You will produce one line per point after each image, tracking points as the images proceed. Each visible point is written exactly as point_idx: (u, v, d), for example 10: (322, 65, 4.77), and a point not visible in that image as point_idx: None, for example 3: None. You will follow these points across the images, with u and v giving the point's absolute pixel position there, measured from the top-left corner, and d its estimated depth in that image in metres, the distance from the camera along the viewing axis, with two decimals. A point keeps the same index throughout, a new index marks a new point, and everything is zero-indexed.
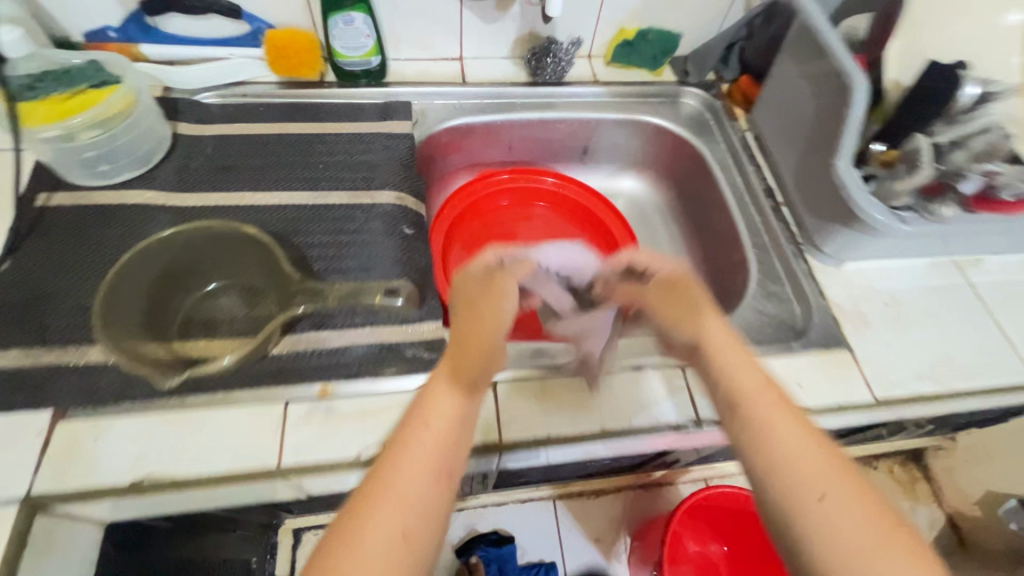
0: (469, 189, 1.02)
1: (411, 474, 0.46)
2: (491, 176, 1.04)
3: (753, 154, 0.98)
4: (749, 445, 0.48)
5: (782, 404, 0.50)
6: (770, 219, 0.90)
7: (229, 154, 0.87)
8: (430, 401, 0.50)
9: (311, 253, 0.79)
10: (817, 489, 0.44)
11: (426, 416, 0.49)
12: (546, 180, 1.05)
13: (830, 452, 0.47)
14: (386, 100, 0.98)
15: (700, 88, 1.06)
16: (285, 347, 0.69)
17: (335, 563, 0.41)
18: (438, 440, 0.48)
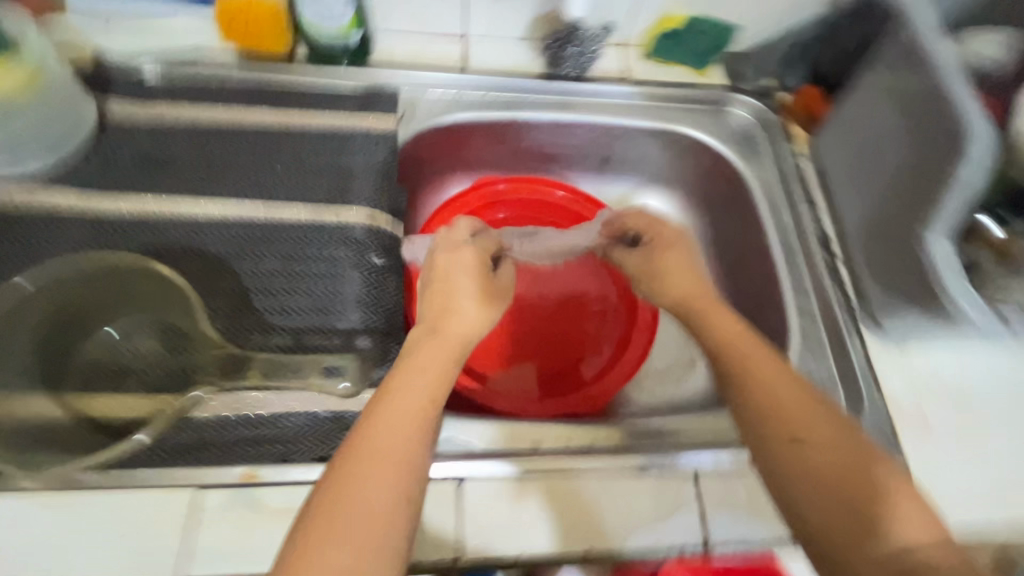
0: (463, 199, 0.84)
1: (404, 410, 0.47)
2: (490, 185, 0.85)
3: (809, 190, 0.80)
4: (745, 402, 0.52)
5: (765, 357, 0.54)
6: (822, 278, 0.74)
7: (167, 145, 0.71)
8: (426, 349, 0.52)
9: (254, 286, 0.64)
10: (791, 432, 0.49)
11: (424, 364, 0.51)
12: (557, 194, 0.87)
13: (804, 397, 0.51)
14: (368, 85, 0.80)
15: (754, 97, 0.86)
16: (209, 414, 0.57)
17: (349, 473, 0.44)
18: (433, 390, 0.50)
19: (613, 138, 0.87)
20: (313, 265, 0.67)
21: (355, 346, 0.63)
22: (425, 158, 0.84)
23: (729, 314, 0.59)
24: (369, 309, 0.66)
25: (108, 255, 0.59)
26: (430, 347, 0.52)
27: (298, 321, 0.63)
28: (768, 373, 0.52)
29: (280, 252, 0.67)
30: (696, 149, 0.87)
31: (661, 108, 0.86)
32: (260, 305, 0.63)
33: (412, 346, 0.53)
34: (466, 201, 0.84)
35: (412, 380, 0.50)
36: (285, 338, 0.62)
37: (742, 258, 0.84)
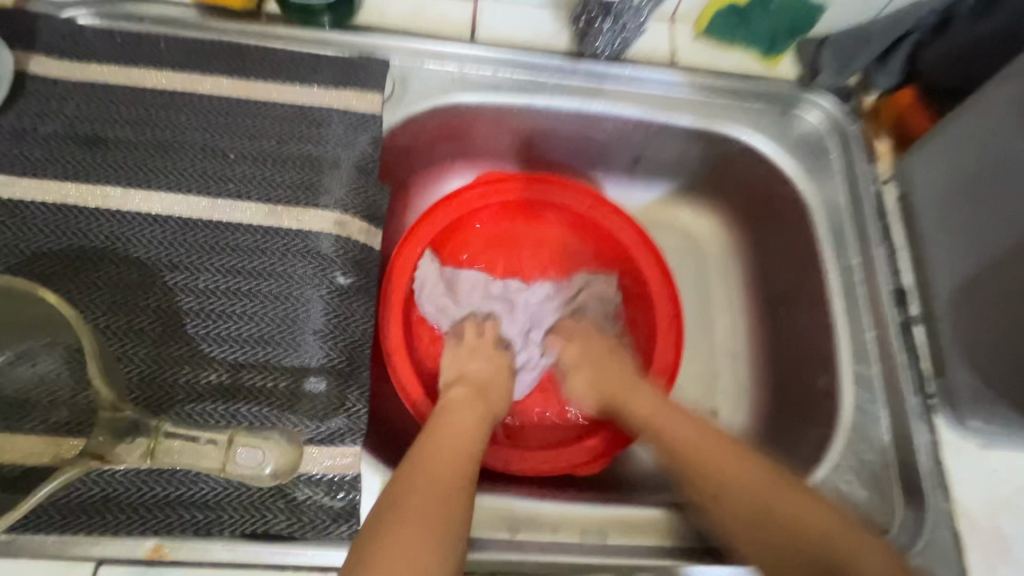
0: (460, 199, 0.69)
1: (452, 441, 0.54)
2: (495, 185, 0.70)
3: (889, 225, 0.63)
4: (685, 465, 0.55)
5: (677, 414, 0.58)
6: (890, 343, 0.59)
7: (99, 117, 0.58)
8: (458, 407, 0.58)
9: (187, 305, 0.53)
10: (713, 478, 0.53)
11: (457, 417, 0.57)
12: (573, 199, 0.71)
13: (728, 443, 0.54)
14: (350, 53, 0.65)
15: (831, 98, 0.69)
16: (110, 469, 0.46)
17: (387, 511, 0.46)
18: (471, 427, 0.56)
19: (647, 138, 0.72)
20: (264, 282, 0.55)
21: (306, 389, 0.52)
22: (416, 147, 0.69)
23: (648, 390, 0.61)
24: (326, 343, 0.54)
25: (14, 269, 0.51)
26: (461, 405, 0.59)
27: (238, 353, 0.52)
28: (676, 423, 0.57)
29: (225, 262, 0.55)
30: (748, 159, 0.70)
31: (710, 104, 0.69)
32: (193, 330, 0.52)
33: (443, 409, 0.58)
34: (463, 201, 0.69)
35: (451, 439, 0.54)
36: (220, 374, 0.51)
37: (790, 299, 0.69)
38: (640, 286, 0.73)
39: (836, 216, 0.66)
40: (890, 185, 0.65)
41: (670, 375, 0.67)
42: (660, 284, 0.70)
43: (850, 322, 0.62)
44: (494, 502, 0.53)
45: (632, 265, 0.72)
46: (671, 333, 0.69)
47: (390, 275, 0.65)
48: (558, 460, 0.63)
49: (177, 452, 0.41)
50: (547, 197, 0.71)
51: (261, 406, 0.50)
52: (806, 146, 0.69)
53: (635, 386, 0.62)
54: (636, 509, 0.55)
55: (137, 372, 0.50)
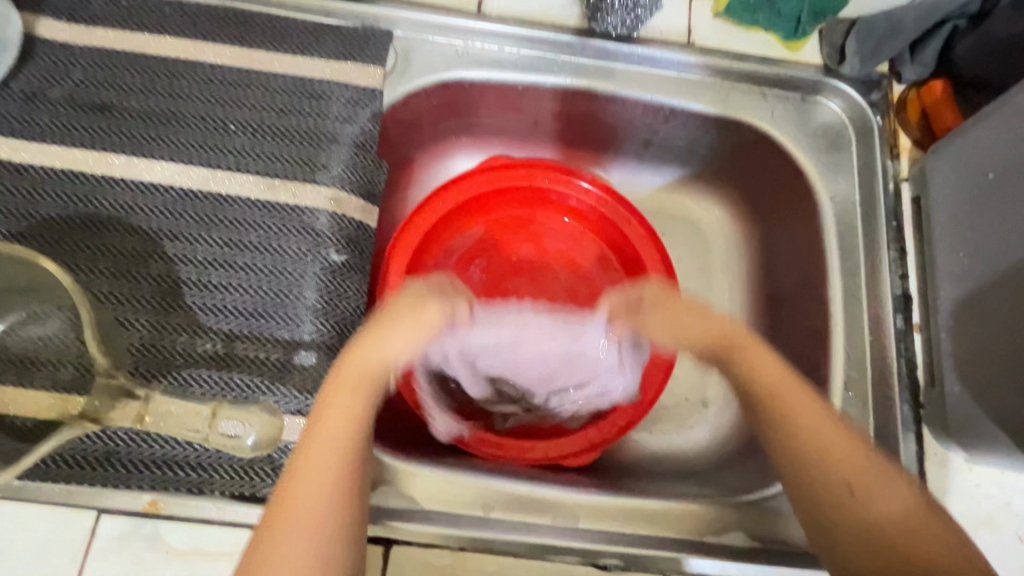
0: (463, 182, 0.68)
1: (317, 470, 0.41)
2: (495, 168, 0.69)
3: (902, 227, 0.61)
4: (789, 462, 0.47)
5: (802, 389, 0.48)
6: (887, 350, 0.58)
7: (105, 84, 0.59)
8: (329, 398, 0.43)
9: (186, 276, 0.55)
10: (844, 482, 0.45)
11: (331, 422, 0.43)
12: (577, 182, 0.70)
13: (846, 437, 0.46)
14: (355, 24, 0.64)
15: (854, 87, 0.65)
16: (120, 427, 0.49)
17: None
18: (346, 430, 0.42)
19: (658, 120, 0.69)
20: (260, 255, 0.56)
21: (297, 362, 0.54)
22: (420, 123, 0.69)
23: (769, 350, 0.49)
24: (317, 318, 0.55)
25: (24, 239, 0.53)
26: (340, 392, 0.43)
27: (232, 325, 0.54)
28: (816, 417, 0.47)
29: (223, 235, 0.56)
30: (762, 149, 0.67)
31: (724, 91, 0.67)
32: (191, 301, 0.54)
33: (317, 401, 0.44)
34: (467, 185, 0.68)
35: (315, 463, 0.41)
36: (215, 344, 0.53)
37: (791, 297, 0.67)
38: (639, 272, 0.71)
39: (847, 214, 0.63)
40: (907, 184, 0.62)
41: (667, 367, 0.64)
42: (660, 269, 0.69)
43: (848, 325, 0.60)
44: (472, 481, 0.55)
45: (631, 249, 0.71)
46: None
47: (389, 263, 0.64)
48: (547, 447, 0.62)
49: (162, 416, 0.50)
50: (551, 181, 0.70)
51: (253, 376, 0.53)
52: (823, 138, 0.66)
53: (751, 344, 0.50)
54: (612, 498, 0.56)
55: (137, 338, 0.52)
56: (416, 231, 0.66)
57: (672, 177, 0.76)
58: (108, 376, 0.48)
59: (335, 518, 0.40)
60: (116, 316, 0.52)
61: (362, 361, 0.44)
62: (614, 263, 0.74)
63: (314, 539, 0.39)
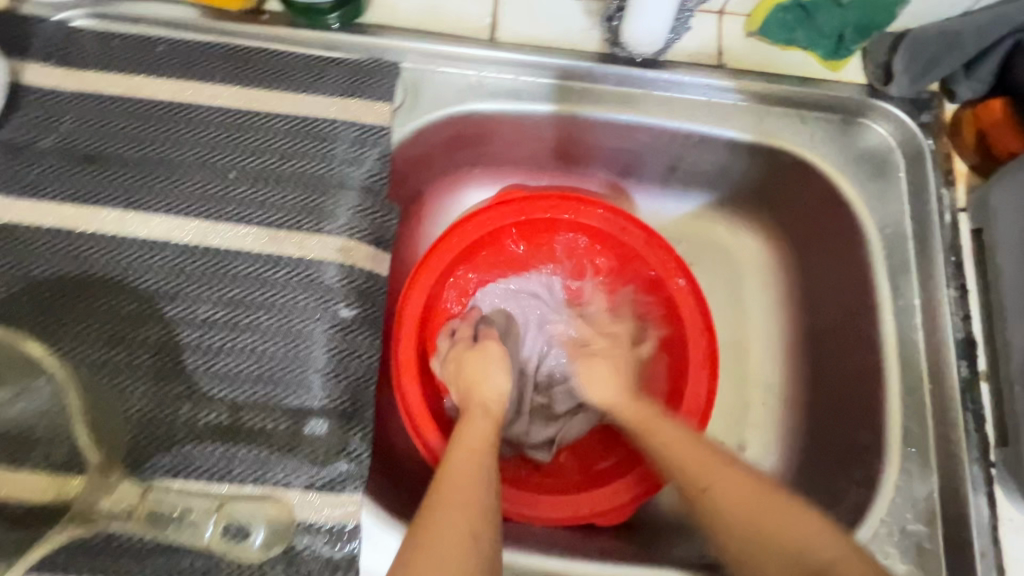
0: (475, 220, 0.63)
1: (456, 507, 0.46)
2: (510, 204, 0.63)
3: (961, 263, 0.56)
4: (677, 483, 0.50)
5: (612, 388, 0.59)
6: (949, 399, 0.53)
7: (96, 131, 0.55)
8: (468, 433, 0.54)
9: (187, 339, 0.51)
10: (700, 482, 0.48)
11: (462, 474, 0.49)
12: (600, 215, 0.64)
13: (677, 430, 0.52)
14: (358, 56, 0.60)
15: (902, 108, 0.59)
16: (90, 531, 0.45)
17: None
18: (481, 449, 0.52)
19: (686, 147, 0.64)
20: (264, 314, 0.52)
21: (307, 431, 0.50)
22: (430, 158, 0.64)
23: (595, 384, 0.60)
24: (328, 380, 0.51)
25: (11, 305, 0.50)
26: (472, 429, 0.54)
27: (237, 392, 0.50)
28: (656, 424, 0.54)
29: (225, 293, 0.52)
30: (800, 176, 0.62)
31: (758, 114, 0.61)
32: (192, 366, 0.50)
33: (456, 438, 0.54)
34: (479, 223, 0.63)
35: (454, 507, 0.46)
36: (219, 414, 0.49)
37: (837, 334, 0.61)
38: (672, 314, 0.65)
39: (899, 247, 0.58)
40: (965, 215, 0.57)
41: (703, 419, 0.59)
42: (694, 309, 0.62)
43: (904, 370, 0.55)
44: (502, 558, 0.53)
45: (660, 286, 0.65)
46: (705, 368, 0.61)
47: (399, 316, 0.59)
48: (579, 508, 0.58)
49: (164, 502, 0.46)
50: (573, 215, 0.65)
51: (260, 449, 0.49)
52: (868, 162, 0.60)
53: (633, 403, 0.57)
54: None
55: (137, 410, 0.49)
56: (426, 275, 0.61)
57: (700, 203, 0.70)
58: (100, 475, 0.45)
59: (477, 543, 0.44)
60: (113, 387, 0.49)
61: (483, 405, 0.57)
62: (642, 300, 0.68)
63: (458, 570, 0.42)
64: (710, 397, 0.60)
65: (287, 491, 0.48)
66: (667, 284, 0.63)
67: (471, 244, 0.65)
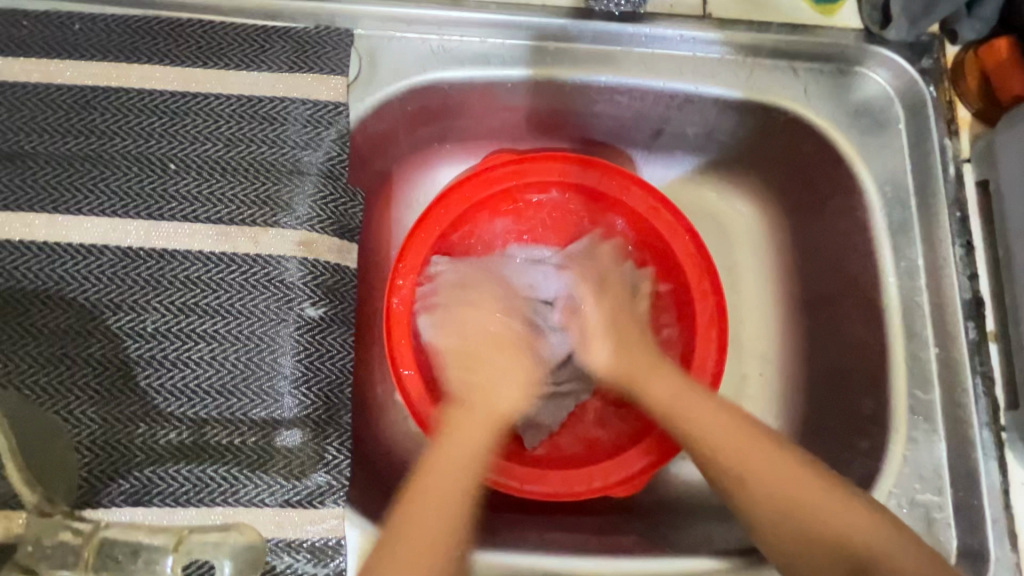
0: (463, 189, 0.58)
1: (462, 459, 0.48)
2: (493, 170, 0.58)
3: (967, 219, 0.52)
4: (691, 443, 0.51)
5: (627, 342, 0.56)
6: (956, 362, 0.51)
7: (12, 126, 0.49)
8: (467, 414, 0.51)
9: (134, 353, 0.46)
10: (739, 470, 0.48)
11: (466, 441, 0.49)
12: (593, 175, 0.59)
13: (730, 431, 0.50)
14: (304, 25, 0.53)
15: (903, 54, 0.55)
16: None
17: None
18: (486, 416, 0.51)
19: (671, 109, 0.59)
20: (222, 319, 0.47)
21: (278, 443, 0.46)
22: (395, 135, 0.58)
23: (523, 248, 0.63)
24: (298, 387, 0.47)
25: None
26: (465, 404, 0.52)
27: (198, 407, 0.46)
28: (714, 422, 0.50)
29: (175, 299, 0.47)
30: (794, 133, 0.58)
31: (747, 69, 0.57)
32: (145, 383, 0.46)
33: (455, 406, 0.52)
34: (466, 191, 0.58)
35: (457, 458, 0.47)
36: (180, 432, 0.45)
37: (839, 300, 0.58)
38: (675, 276, 0.61)
39: (899, 206, 0.55)
40: (970, 165, 0.53)
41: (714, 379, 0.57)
42: (699, 271, 0.59)
43: (907, 336, 0.53)
44: (520, 563, 0.52)
45: (662, 247, 0.61)
46: (713, 333, 0.58)
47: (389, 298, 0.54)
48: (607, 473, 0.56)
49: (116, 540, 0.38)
50: (563, 177, 0.59)
51: (228, 466, 0.45)
52: (865, 116, 0.57)
53: (652, 374, 0.54)
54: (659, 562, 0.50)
55: (86, 436, 0.44)
56: (416, 250, 0.56)
57: (689, 168, 0.66)
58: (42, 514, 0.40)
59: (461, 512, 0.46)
60: (58, 411, 0.44)
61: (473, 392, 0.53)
62: (642, 258, 0.64)
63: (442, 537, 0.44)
64: (720, 358, 0.57)
65: (261, 510, 0.45)
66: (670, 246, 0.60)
67: (456, 218, 0.59)
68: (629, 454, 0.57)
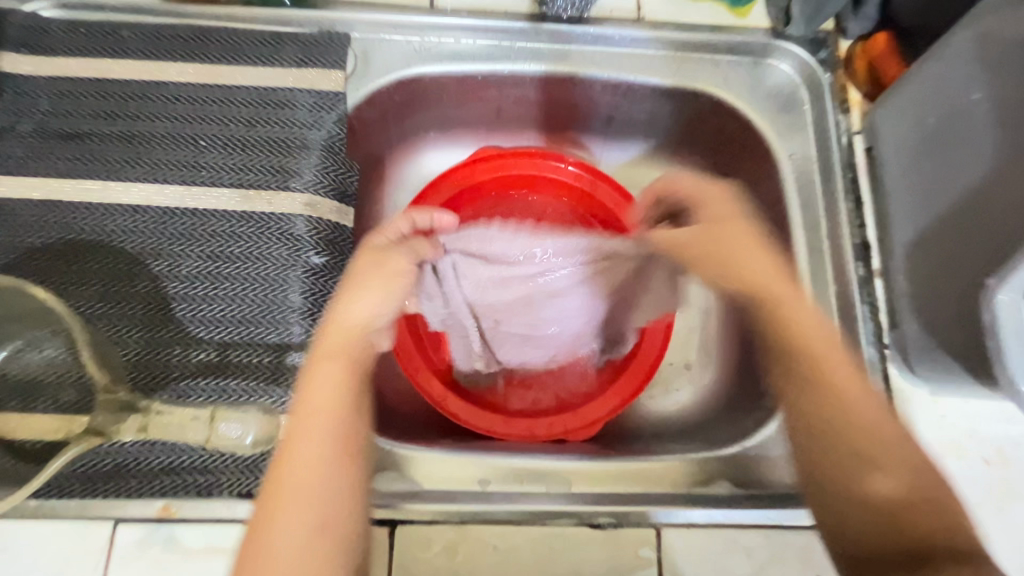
0: (451, 178, 0.71)
1: (322, 391, 0.44)
2: (480, 163, 0.72)
3: (856, 180, 0.63)
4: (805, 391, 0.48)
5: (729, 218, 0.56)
6: (851, 296, 0.61)
7: (72, 112, 0.60)
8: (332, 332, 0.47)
9: (172, 291, 0.56)
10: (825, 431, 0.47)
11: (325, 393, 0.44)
12: (566, 169, 0.73)
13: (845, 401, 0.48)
14: (311, 30, 0.65)
15: (802, 48, 0.67)
16: (88, 463, 0.52)
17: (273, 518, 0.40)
18: (348, 341, 0.47)
19: (617, 95, 0.70)
20: (243, 264, 0.58)
21: (288, 364, 0.56)
22: (385, 122, 0.70)
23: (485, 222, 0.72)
24: (306, 319, 0.57)
25: (10, 272, 0.55)
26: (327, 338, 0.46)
27: (223, 334, 0.56)
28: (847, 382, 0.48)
29: (205, 248, 0.58)
30: (719, 114, 0.69)
31: (678, 62, 0.68)
32: (180, 315, 0.56)
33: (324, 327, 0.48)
34: (457, 181, 0.72)
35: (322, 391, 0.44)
36: (209, 353, 0.55)
37: None
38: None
39: (805, 171, 0.66)
40: (860, 137, 0.64)
41: (665, 337, 0.68)
42: None
43: (813, 279, 0.63)
44: (512, 462, 0.57)
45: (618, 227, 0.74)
46: None
47: None
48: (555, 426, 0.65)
49: (165, 426, 0.49)
50: (532, 167, 0.73)
51: (247, 381, 0.55)
52: (776, 99, 0.68)
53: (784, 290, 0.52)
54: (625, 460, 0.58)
55: (133, 355, 0.54)
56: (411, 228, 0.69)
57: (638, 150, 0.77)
58: (108, 391, 0.49)
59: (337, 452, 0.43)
60: (112, 334, 0.54)
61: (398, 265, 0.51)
62: None
63: (321, 463, 0.42)
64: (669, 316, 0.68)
65: None
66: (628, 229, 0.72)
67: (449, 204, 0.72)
68: (580, 412, 0.66)
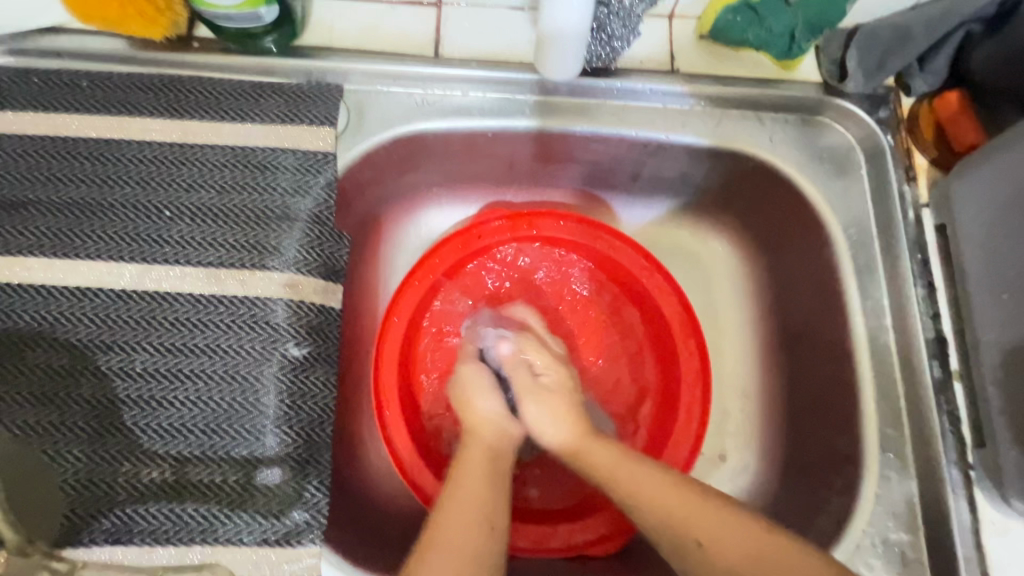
0: (454, 241, 0.61)
1: (463, 505, 0.46)
2: (488, 224, 0.62)
3: (927, 261, 0.55)
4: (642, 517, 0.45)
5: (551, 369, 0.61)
6: (924, 400, 0.52)
7: (18, 176, 0.52)
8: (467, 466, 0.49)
9: (122, 393, 0.48)
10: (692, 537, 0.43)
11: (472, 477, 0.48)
12: (583, 229, 0.63)
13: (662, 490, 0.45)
14: (298, 80, 0.57)
15: (860, 105, 0.58)
16: None
17: None
18: (483, 485, 0.48)
19: (645, 154, 0.62)
20: (207, 359, 0.49)
21: (258, 482, 0.47)
22: (381, 181, 0.61)
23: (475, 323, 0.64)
24: (281, 426, 0.49)
25: None
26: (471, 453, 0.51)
27: (181, 446, 0.47)
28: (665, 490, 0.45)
29: (164, 340, 0.49)
30: (763, 179, 0.61)
31: (716, 119, 0.60)
32: (130, 423, 0.47)
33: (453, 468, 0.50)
34: (461, 244, 0.62)
35: (471, 473, 0.49)
36: (163, 471, 0.46)
37: (810, 336, 0.59)
38: (659, 322, 0.63)
39: (866, 246, 0.57)
40: (929, 210, 0.56)
41: (700, 429, 0.58)
42: (678, 315, 0.61)
43: (878, 376, 0.54)
44: None
45: (644, 293, 0.64)
46: (699, 386, 0.59)
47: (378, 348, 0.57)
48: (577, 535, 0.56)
49: None
50: (545, 226, 0.63)
51: (208, 506, 0.46)
52: (829, 161, 0.59)
53: (596, 441, 0.50)
54: None
55: (70, 473, 0.45)
56: (409, 298, 0.59)
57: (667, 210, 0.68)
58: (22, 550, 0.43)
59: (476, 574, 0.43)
60: (45, 449, 0.45)
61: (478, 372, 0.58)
62: (629, 311, 0.66)
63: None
64: (704, 400, 0.59)
65: (238, 549, 0.45)
66: (658, 301, 0.62)
67: (451, 268, 0.63)
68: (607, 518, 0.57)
